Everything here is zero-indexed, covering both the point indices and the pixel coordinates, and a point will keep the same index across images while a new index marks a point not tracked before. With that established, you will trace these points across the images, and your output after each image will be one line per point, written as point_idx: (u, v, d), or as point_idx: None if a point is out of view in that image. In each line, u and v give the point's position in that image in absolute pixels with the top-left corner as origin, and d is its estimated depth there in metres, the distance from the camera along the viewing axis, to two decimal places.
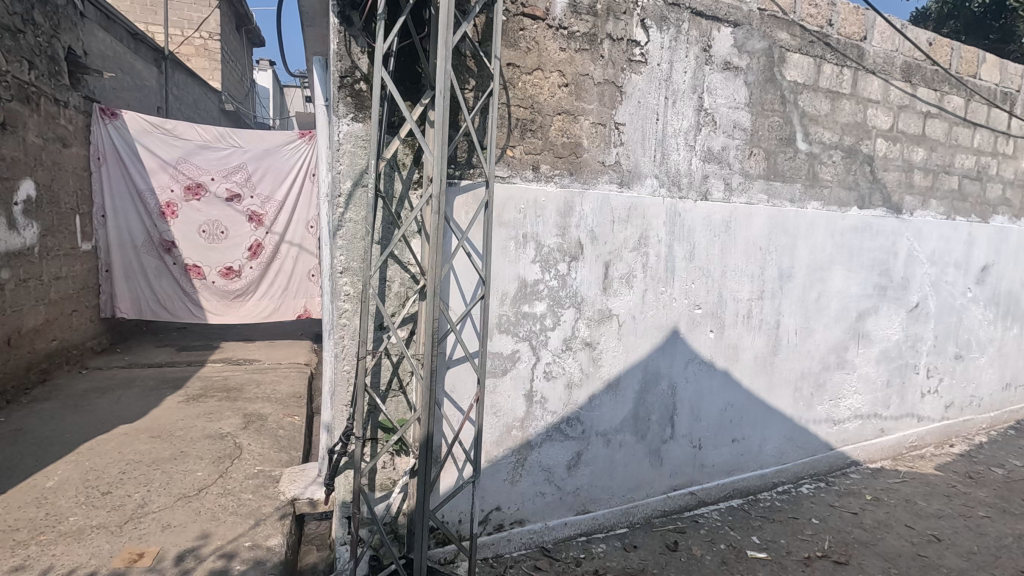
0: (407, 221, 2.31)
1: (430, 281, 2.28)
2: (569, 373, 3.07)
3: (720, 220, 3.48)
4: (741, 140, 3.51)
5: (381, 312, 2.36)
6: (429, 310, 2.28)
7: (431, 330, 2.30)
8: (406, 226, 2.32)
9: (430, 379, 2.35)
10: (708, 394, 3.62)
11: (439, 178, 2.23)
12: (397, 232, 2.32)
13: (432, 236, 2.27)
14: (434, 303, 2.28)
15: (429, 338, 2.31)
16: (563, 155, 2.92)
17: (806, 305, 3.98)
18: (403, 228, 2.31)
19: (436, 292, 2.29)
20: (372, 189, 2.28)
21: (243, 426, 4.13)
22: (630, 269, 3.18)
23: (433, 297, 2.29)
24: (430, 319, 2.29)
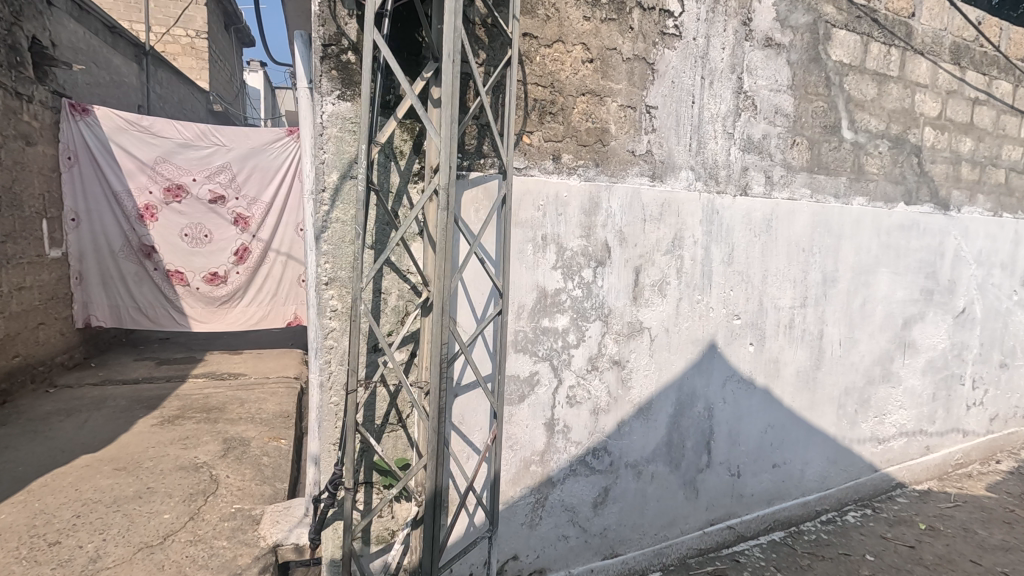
0: (406, 220, 1.87)
1: (434, 295, 1.83)
2: (595, 397, 2.65)
3: (761, 218, 3.07)
4: (783, 127, 3.10)
5: (376, 332, 1.91)
6: (435, 331, 1.85)
7: (438, 354, 1.86)
8: (406, 227, 1.88)
9: (438, 414, 1.91)
10: (748, 416, 3.20)
11: (447, 164, 1.79)
12: (394, 233, 1.88)
13: (438, 238, 1.83)
14: (441, 321, 1.84)
15: (436, 364, 1.87)
16: (587, 142, 2.50)
17: (851, 312, 3.57)
18: (400, 229, 1.88)
19: (444, 307, 1.85)
20: (363, 181, 1.84)
21: (222, 454, 3.67)
22: (662, 275, 2.76)
23: (440, 315, 1.85)
24: (436, 341, 1.85)
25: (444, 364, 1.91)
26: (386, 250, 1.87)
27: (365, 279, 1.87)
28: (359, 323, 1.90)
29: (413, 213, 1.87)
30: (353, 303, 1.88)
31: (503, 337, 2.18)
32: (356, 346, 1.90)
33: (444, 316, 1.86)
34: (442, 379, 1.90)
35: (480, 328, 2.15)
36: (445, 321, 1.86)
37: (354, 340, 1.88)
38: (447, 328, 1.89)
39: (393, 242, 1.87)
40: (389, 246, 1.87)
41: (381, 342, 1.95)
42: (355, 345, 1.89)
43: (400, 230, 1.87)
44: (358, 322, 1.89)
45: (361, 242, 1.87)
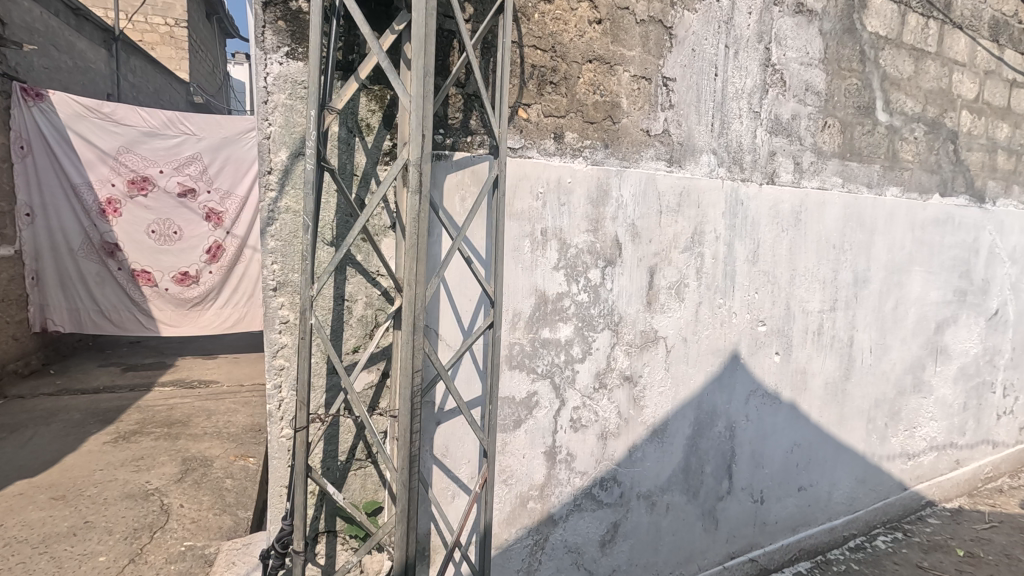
0: (367, 208, 1.44)
1: (405, 306, 1.41)
2: (603, 419, 2.26)
3: (789, 209, 2.69)
4: (814, 106, 2.71)
5: (332, 352, 1.50)
6: (404, 354, 1.42)
7: (408, 383, 1.43)
8: (369, 216, 1.46)
9: (410, 459, 1.48)
10: (773, 435, 2.83)
11: (417, 132, 1.37)
12: (354, 225, 1.46)
13: (409, 233, 1.41)
14: (412, 340, 1.41)
15: (405, 396, 1.44)
16: (595, 119, 2.11)
17: (882, 316, 3.21)
18: (360, 220, 1.45)
19: (417, 323, 1.43)
20: (312, 158, 1.42)
21: (178, 478, 3.25)
22: (680, 276, 2.38)
23: (412, 333, 1.43)
24: (405, 366, 1.43)
25: (418, 395, 1.49)
26: (343, 247, 1.46)
27: (316, 284, 1.45)
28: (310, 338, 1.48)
29: (375, 199, 1.45)
30: (299, 314, 1.46)
31: (495, 355, 1.79)
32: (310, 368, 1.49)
33: (417, 334, 1.43)
34: (415, 414, 1.48)
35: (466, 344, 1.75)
36: (418, 339, 1.44)
37: (304, 362, 1.46)
38: (421, 348, 1.46)
39: (351, 237, 1.46)
40: (345, 243, 1.45)
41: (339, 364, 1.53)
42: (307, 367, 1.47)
43: (360, 221, 1.45)
44: (310, 337, 1.47)
45: (312, 236, 1.45)
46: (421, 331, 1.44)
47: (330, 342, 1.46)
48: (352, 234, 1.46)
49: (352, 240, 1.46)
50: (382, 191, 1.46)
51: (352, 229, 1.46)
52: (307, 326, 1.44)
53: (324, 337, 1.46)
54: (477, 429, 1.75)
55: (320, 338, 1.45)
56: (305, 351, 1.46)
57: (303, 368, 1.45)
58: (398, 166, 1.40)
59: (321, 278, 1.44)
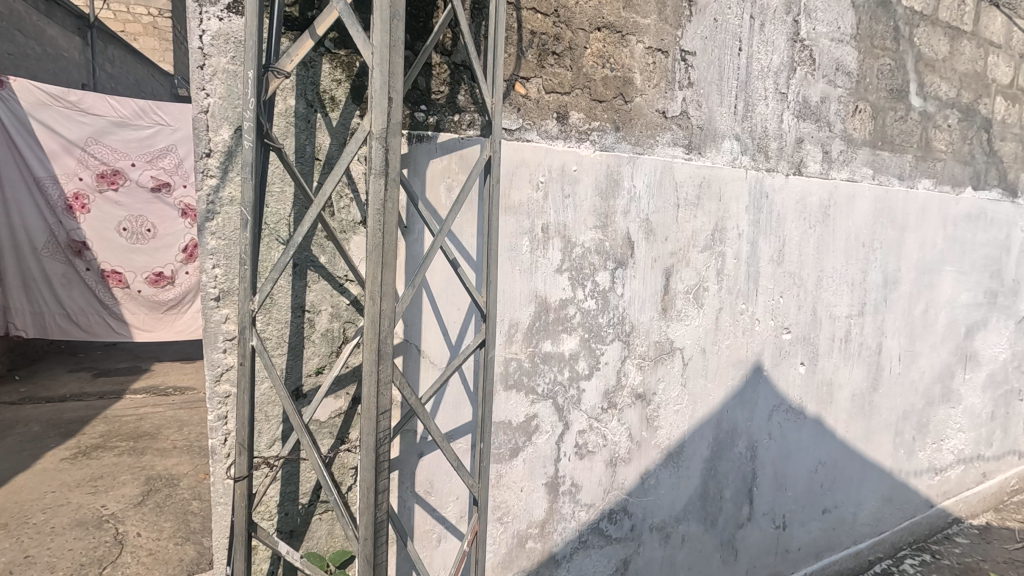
0: (321, 197, 1.13)
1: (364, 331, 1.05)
2: (613, 443, 1.97)
3: (817, 203, 2.41)
4: (845, 88, 2.42)
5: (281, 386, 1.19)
6: (366, 389, 1.07)
7: (371, 429, 1.08)
8: (323, 207, 1.15)
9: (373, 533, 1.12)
10: (796, 454, 2.55)
11: (382, 93, 1.03)
12: (308, 219, 1.15)
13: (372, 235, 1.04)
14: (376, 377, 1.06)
15: (368, 442, 1.08)
16: (604, 98, 1.82)
17: (912, 321, 2.93)
18: (314, 211, 1.14)
19: (382, 348, 1.07)
20: (251, 137, 1.10)
21: (139, 501, 2.94)
22: (699, 278, 2.09)
23: (376, 363, 1.07)
24: (369, 404, 1.07)
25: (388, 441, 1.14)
26: (292, 248, 1.15)
27: (258, 297, 1.14)
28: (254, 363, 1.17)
29: (332, 184, 1.13)
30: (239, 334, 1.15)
31: (489, 382, 1.45)
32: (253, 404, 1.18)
33: (383, 362, 1.08)
34: (381, 466, 1.12)
35: (452, 366, 1.43)
36: (384, 368, 1.08)
37: (246, 395, 1.15)
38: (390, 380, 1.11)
39: (303, 235, 1.15)
40: (296, 242, 1.15)
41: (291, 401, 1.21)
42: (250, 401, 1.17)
43: (314, 213, 1.14)
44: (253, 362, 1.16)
45: (254, 235, 1.14)
46: (389, 358, 1.09)
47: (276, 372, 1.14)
48: (305, 231, 1.15)
49: (304, 239, 1.15)
50: (341, 174, 1.14)
51: (305, 224, 1.15)
52: (247, 350, 1.13)
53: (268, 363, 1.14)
54: (463, 473, 1.42)
55: (264, 363, 1.13)
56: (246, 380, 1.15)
57: (243, 401, 1.14)
58: (357, 139, 1.06)
59: (264, 287, 1.14)
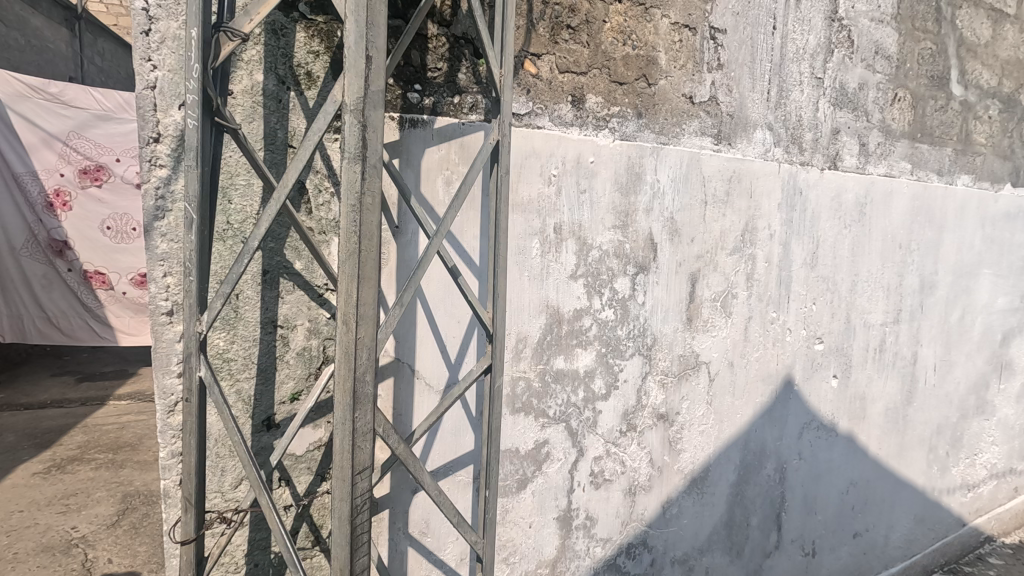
0: (282, 191, 0.91)
1: (338, 363, 0.83)
2: (632, 470, 1.75)
3: (853, 200, 2.18)
4: (884, 74, 2.20)
5: (234, 428, 0.93)
6: (338, 444, 0.84)
7: (346, 489, 0.85)
8: (285, 202, 0.92)
9: None
10: (827, 475, 2.33)
11: (358, 54, 0.81)
12: (264, 218, 0.92)
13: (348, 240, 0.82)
14: (351, 421, 0.84)
15: (343, 509, 0.85)
16: (625, 80, 1.59)
17: (948, 328, 2.71)
18: (274, 208, 0.92)
19: (357, 389, 0.84)
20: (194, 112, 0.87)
21: (112, 522, 2.72)
22: (727, 284, 1.87)
23: (350, 411, 0.84)
24: (343, 461, 0.84)
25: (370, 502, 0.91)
26: (246, 254, 0.92)
27: (205, 315, 0.92)
28: (203, 397, 0.95)
29: (297, 175, 0.91)
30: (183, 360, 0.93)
31: (495, 412, 1.23)
32: (203, 449, 0.95)
33: (359, 407, 0.85)
34: (359, 541, 0.88)
35: (452, 395, 1.22)
36: (362, 415, 0.86)
37: (192, 437, 0.93)
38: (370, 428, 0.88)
39: (260, 239, 0.92)
40: (251, 246, 0.92)
41: (248, 447, 0.95)
42: (200, 445, 0.95)
43: (275, 210, 0.91)
44: (202, 396, 0.95)
45: (202, 238, 0.92)
46: (367, 401, 0.86)
47: (228, 411, 0.91)
48: (261, 234, 0.92)
49: (261, 244, 0.92)
50: (307, 161, 0.91)
51: (261, 225, 0.92)
52: (193, 383, 0.91)
53: (219, 399, 0.92)
54: (465, 529, 1.19)
55: (214, 399, 0.91)
56: (194, 418, 0.94)
57: (189, 446, 0.92)
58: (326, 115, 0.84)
59: (214, 304, 0.92)
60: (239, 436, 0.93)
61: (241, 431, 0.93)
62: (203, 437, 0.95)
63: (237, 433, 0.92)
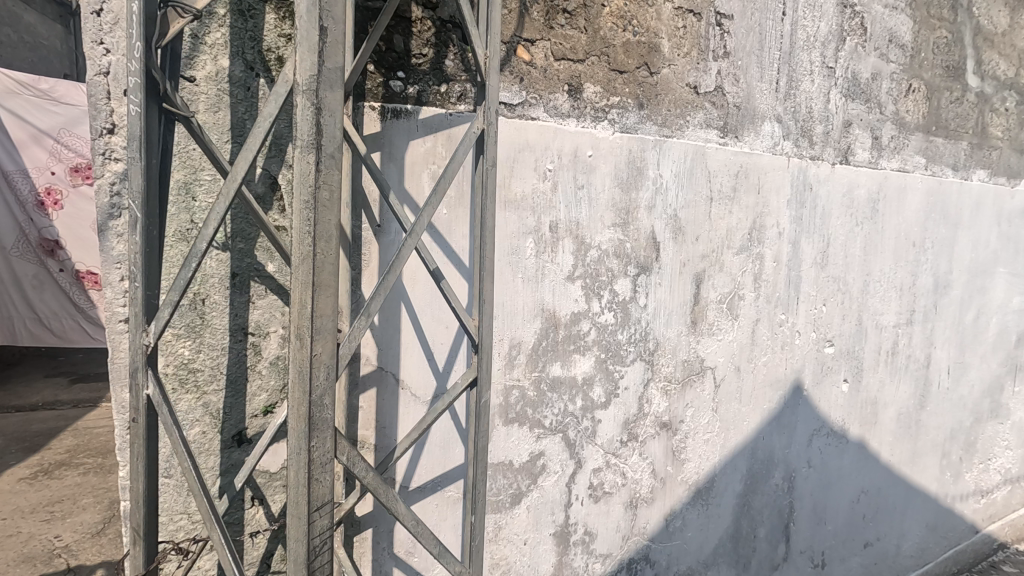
0: (231, 185, 0.81)
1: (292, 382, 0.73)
2: (633, 482, 1.66)
3: (866, 196, 2.08)
4: (898, 63, 2.10)
5: (185, 453, 0.84)
6: (293, 476, 0.74)
7: (300, 526, 0.75)
8: (235, 198, 0.82)
9: None
10: (838, 483, 2.23)
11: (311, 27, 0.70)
12: (213, 216, 0.82)
13: (302, 243, 0.72)
14: (307, 450, 0.74)
15: (298, 552, 0.75)
16: (625, 68, 1.49)
17: (962, 329, 2.61)
18: (224, 206, 0.82)
19: (313, 414, 0.74)
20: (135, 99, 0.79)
21: (97, 531, 2.63)
22: (734, 285, 1.77)
23: (306, 438, 0.74)
24: (298, 494, 0.74)
25: (332, 540, 0.81)
26: (195, 257, 0.83)
27: (153, 326, 0.83)
28: (153, 417, 0.86)
29: (248, 167, 0.81)
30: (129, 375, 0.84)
31: (481, 432, 1.11)
32: (154, 475, 0.87)
33: (318, 433, 0.75)
34: None
35: (433, 411, 1.10)
36: (319, 443, 0.76)
37: (140, 463, 0.85)
38: (331, 456, 0.79)
39: (209, 240, 0.83)
40: (199, 248, 0.82)
41: (199, 475, 0.85)
42: (149, 472, 0.86)
43: (225, 208, 0.82)
44: (151, 416, 0.86)
45: (148, 239, 0.84)
46: (327, 426, 0.77)
47: (178, 433, 0.82)
48: (210, 235, 0.83)
49: (211, 245, 0.83)
50: (259, 151, 0.81)
51: (210, 225, 0.82)
52: (139, 402, 0.83)
53: (167, 420, 0.83)
54: (449, 560, 1.07)
55: (161, 421, 0.82)
56: (141, 441, 0.85)
57: (136, 472, 0.84)
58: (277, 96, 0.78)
59: (161, 313, 0.83)
60: (189, 462, 0.84)
61: (193, 457, 0.84)
62: (153, 462, 0.87)
63: (187, 459, 0.83)
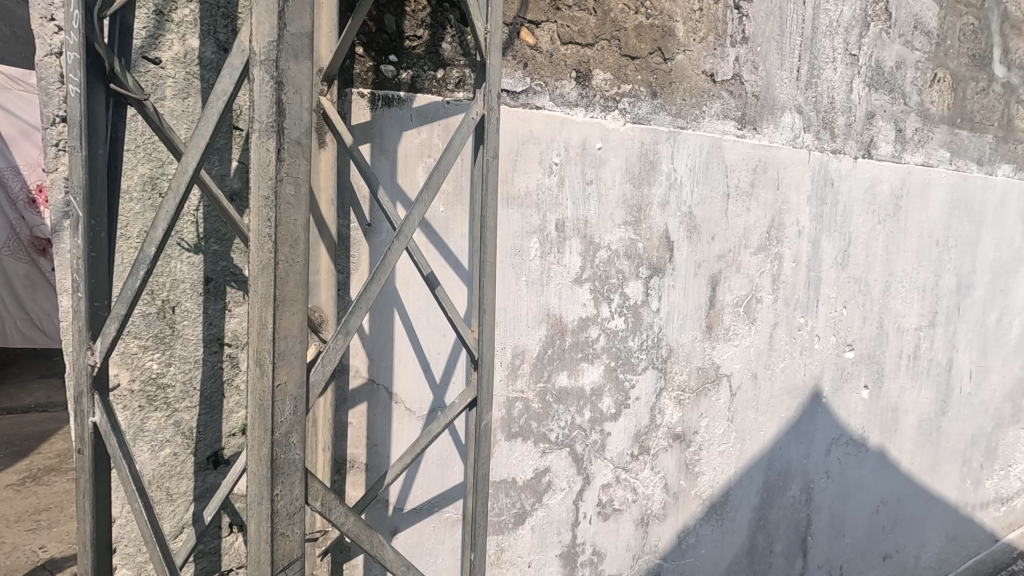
0: (182, 178, 0.70)
1: (250, 416, 0.62)
2: (644, 498, 1.55)
3: (889, 192, 1.97)
4: (923, 51, 1.98)
5: (136, 491, 0.74)
6: (252, 527, 0.63)
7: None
8: (187, 194, 0.71)
9: None
10: (857, 494, 2.13)
11: None
12: (163, 215, 0.71)
13: (264, 247, 0.61)
14: (270, 496, 0.63)
15: None
16: (637, 54, 1.38)
17: (984, 332, 2.49)
18: (174, 202, 0.71)
19: (276, 456, 0.64)
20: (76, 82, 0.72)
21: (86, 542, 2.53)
22: (752, 287, 1.66)
23: (268, 485, 0.63)
24: (259, 550, 0.64)
25: None
26: (142, 263, 0.73)
27: (98, 344, 0.75)
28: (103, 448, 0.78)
29: (201, 157, 0.70)
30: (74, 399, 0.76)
31: (478, 456, 1.00)
32: (103, 514, 0.79)
33: (282, 477, 0.65)
34: None
35: (425, 433, 0.99)
36: (285, 490, 0.65)
37: (86, 501, 0.77)
38: (301, 502, 0.68)
39: (158, 243, 0.72)
40: (147, 253, 0.72)
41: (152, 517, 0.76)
42: (98, 509, 0.78)
43: (176, 205, 0.71)
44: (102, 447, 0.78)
45: (91, 241, 0.75)
46: (295, 469, 0.66)
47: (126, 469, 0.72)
48: (159, 236, 0.72)
49: (160, 249, 0.72)
50: (213, 136, 0.70)
51: (159, 225, 0.72)
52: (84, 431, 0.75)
53: (115, 454, 0.75)
54: None
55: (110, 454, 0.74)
56: (88, 476, 0.77)
57: (82, 512, 0.76)
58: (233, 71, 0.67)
59: (106, 328, 0.74)
60: (140, 502, 0.74)
61: (145, 496, 0.75)
62: (102, 500, 0.79)
63: (136, 498, 0.74)
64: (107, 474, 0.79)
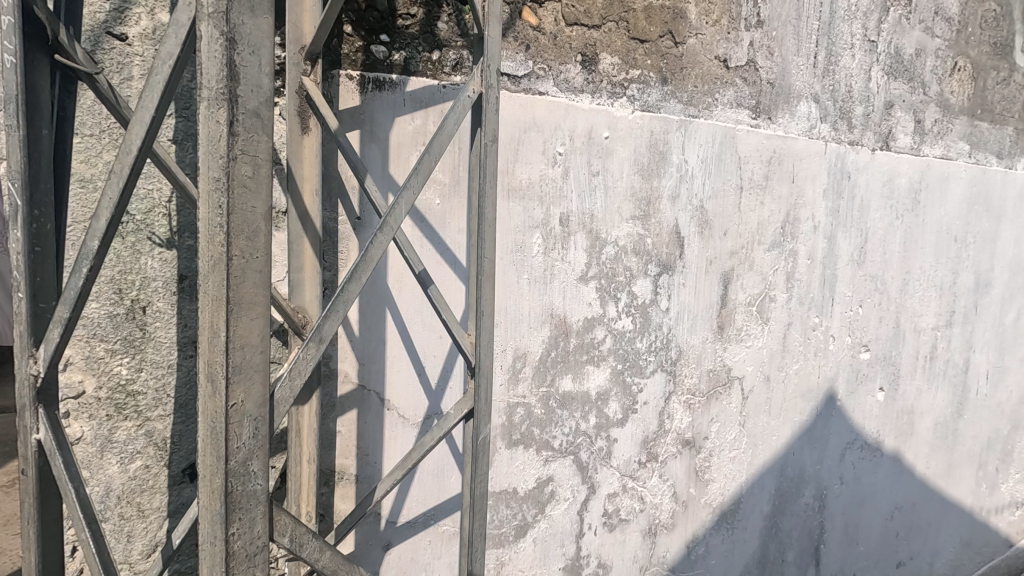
0: (125, 158, 0.66)
1: (202, 443, 0.55)
2: (652, 507, 1.48)
3: (907, 185, 1.88)
4: (944, 38, 1.89)
5: (85, 521, 0.72)
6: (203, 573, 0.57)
7: None
8: (132, 177, 0.67)
9: None
10: (871, 499, 2.05)
11: None
12: (106, 204, 0.67)
13: (217, 234, 0.54)
14: (223, 536, 0.57)
15: None
16: (647, 37, 1.30)
17: (1003, 332, 2.40)
18: (119, 185, 0.67)
19: (231, 490, 0.57)
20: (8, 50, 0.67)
21: None
22: (765, 286, 1.58)
23: (221, 526, 0.57)
24: None
25: None
26: (84, 258, 0.68)
27: (41, 351, 0.71)
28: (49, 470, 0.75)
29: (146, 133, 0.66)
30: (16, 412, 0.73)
31: (475, 469, 0.92)
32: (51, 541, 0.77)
33: (238, 514, 0.58)
34: None
35: (419, 446, 0.92)
36: (242, 531, 0.58)
37: (31, 527, 0.74)
38: (263, 541, 0.61)
39: (100, 235, 0.67)
40: (89, 246, 0.67)
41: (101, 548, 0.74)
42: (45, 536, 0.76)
43: (119, 190, 0.67)
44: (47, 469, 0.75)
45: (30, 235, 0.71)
46: (254, 505, 0.59)
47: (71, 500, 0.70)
48: (102, 229, 0.68)
49: (103, 242, 0.68)
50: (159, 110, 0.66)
51: (102, 216, 0.67)
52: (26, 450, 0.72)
53: (60, 478, 0.71)
54: None
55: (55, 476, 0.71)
56: (33, 500, 0.74)
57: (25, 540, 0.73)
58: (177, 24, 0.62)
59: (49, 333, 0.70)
60: (88, 534, 0.72)
61: (94, 526, 0.73)
62: (51, 525, 0.77)
63: (84, 530, 0.71)
64: (54, 499, 0.76)
